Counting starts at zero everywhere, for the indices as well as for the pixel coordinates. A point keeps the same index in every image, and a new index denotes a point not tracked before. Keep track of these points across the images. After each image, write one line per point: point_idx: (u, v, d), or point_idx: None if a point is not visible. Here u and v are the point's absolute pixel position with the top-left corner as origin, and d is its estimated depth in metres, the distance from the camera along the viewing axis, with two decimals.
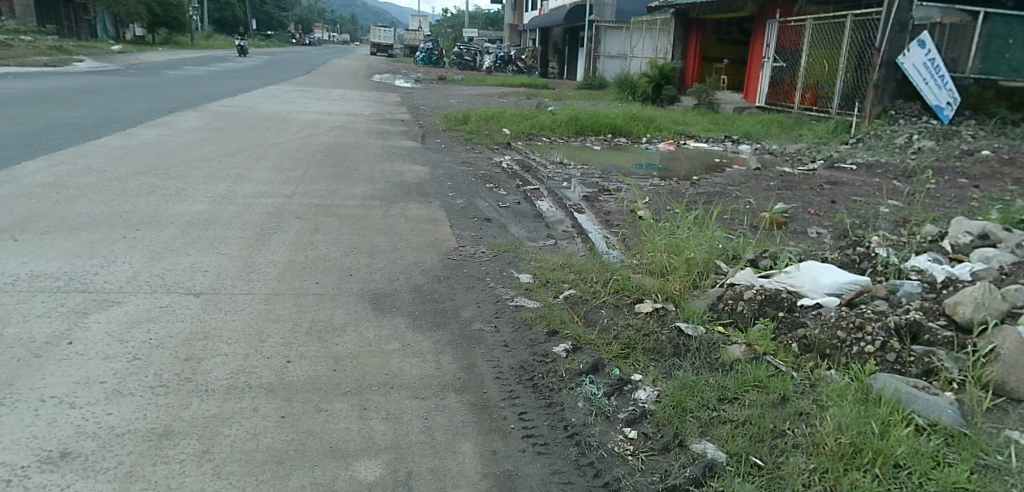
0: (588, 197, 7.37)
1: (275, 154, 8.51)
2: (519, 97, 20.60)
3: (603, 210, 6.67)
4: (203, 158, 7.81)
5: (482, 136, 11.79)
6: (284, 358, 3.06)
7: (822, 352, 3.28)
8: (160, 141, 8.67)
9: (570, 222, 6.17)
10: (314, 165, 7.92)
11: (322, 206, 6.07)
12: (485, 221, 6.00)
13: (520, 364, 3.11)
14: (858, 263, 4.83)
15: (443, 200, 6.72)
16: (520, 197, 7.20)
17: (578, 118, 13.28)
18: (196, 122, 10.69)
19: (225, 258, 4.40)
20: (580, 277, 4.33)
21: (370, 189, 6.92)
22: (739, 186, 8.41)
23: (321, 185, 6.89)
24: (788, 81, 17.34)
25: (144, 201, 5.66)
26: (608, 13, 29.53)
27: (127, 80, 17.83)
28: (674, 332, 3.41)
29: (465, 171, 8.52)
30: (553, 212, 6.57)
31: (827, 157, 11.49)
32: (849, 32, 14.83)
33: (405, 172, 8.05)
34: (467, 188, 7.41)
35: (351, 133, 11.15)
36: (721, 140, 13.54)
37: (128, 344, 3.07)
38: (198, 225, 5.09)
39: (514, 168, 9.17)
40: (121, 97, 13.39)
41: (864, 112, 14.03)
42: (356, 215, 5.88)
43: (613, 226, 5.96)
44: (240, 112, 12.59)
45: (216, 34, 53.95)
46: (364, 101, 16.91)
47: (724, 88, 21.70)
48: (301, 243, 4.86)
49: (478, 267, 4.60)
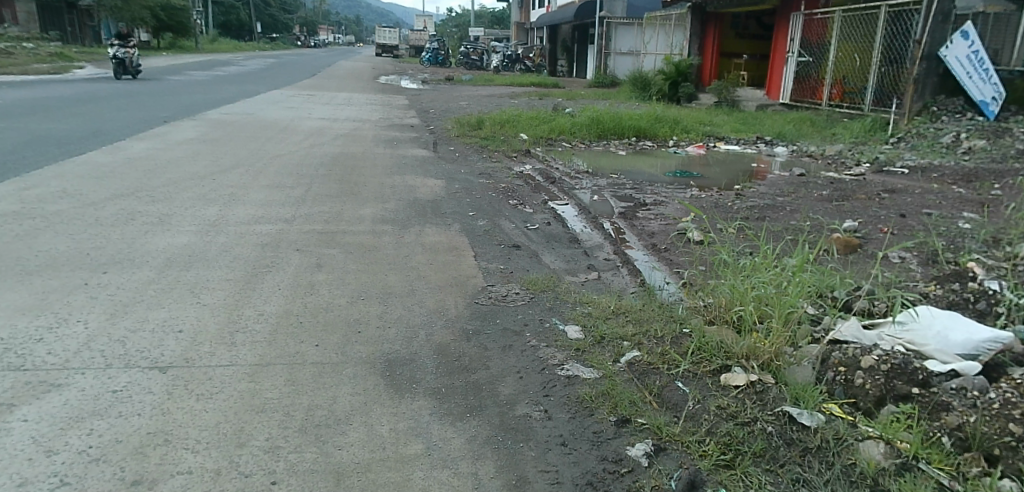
0: (625, 213, 6.59)
1: (275, 169, 7.75)
2: (531, 98, 19.77)
3: (647, 231, 5.88)
4: (194, 175, 7.06)
5: (498, 142, 10.98)
6: (268, 476, 2.28)
7: (988, 452, 2.44)
8: (150, 157, 7.93)
9: (611, 247, 5.37)
10: (316, 182, 7.15)
11: (325, 234, 5.27)
12: (513, 249, 5.20)
13: (588, 479, 2.33)
14: (973, 303, 3.96)
15: (462, 222, 5.91)
16: (549, 215, 6.39)
17: (600, 120, 12.42)
18: (192, 133, 9.95)
19: (205, 312, 3.61)
20: (641, 330, 3.51)
21: (379, 211, 6.13)
22: (789, 197, 7.56)
23: (323, 207, 6.11)
24: (816, 77, 16.37)
25: (119, 233, 4.89)
26: (618, 10, 28.60)
27: (124, 87, 17.12)
28: (786, 425, 2.61)
29: (483, 184, 7.71)
30: (589, 235, 5.77)
31: (873, 160, 10.60)
32: (885, 24, 13.95)
33: (418, 188, 7.25)
34: (488, 206, 6.60)
35: (358, 142, 10.37)
36: (753, 142, 12.64)
37: (58, 459, 2.31)
38: (178, 264, 4.31)
39: (537, 179, 8.37)
40: (116, 106, 12.67)
41: (903, 109, 13.20)
42: (364, 244, 5.09)
43: (662, 254, 5.16)
44: (240, 119, 11.83)
45: (222, 39, 53.51)
46: (370, 106, 16.10)
47: (745, 84, 20.79)
48: (300, 288, 4.06)
49: (514, 315, 3.77)
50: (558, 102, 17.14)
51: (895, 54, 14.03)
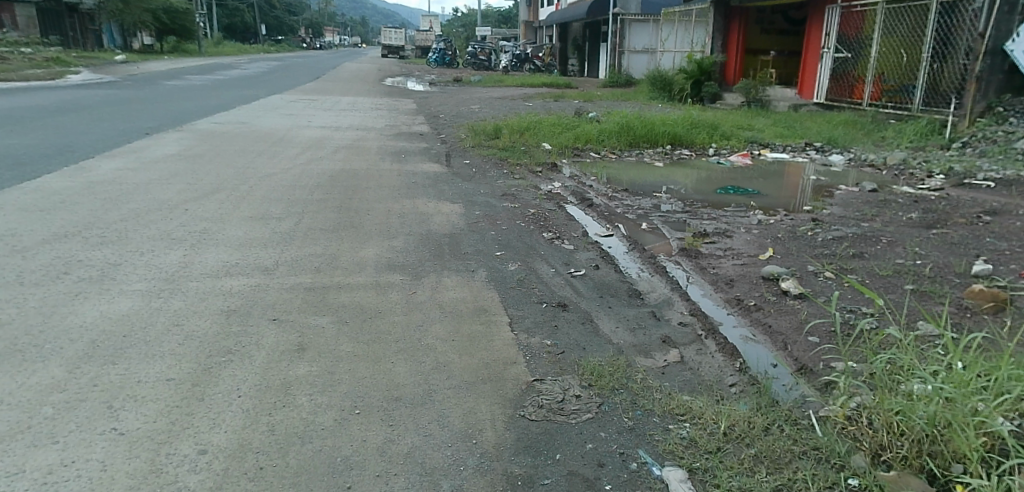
0: (687, 249, 5.36)
1: (263, 193, 6.56)
2: (546, 100, 18.53)
3: (724, 277, 4.66)
4: (163, 204, 5.88)
5: (519, 153, 9.74)
6: None
7: None
8: (116, 179, 6.76)
9: (686, 305, 4.14)
10: (309, 211, 5.96)
11: (313, 292, 4.05)
12: (559, 310, 3.97)
13: None
14: None
15: (488, 269, 4.69)
16: (596, 254, 5.16)
17: (630, 126, 11.13)
18: (174, 147, 8.81)
19: (118, 446, 2.43)
20: (781, 482, 2.41)
21: (384, 253, 4.92)
22: (876, 225, 6.29)
23: (315, 248, 4.92)
24: (855, 74, 14.95)
25: (39, 296, 3.72)
26: (634, 5, 27.19)
27: (115, 93, 16.03)
28: None
29: (508, 209, 6.48)
30: (652, 282, 4.54)
31: (946, 171, 9.31)
32: (937, 16, 12.64)
33: (431, 217, 6.03)
34: (517, 241, 5.38)
35: (361, 155, 9.19)
36: (802, 149, 11.38)
37: None
38: (103, 352, 3.11)
39: (570, 200, 7.13)
40: (98, 115, 11.55)
41: (963, 110, 11.87)
42: (365, 307, 3.87)
43: (759, 320, 3.94)
44: (231, 130, 10.70)
45: (226, 41, 52.64)
46: (376, 111, 14.90)
47: (775, 82, 19.45)
48: (270, 392, 2.85)
49: (578, 443, 2.58)
50: (580, 105, 15.94)
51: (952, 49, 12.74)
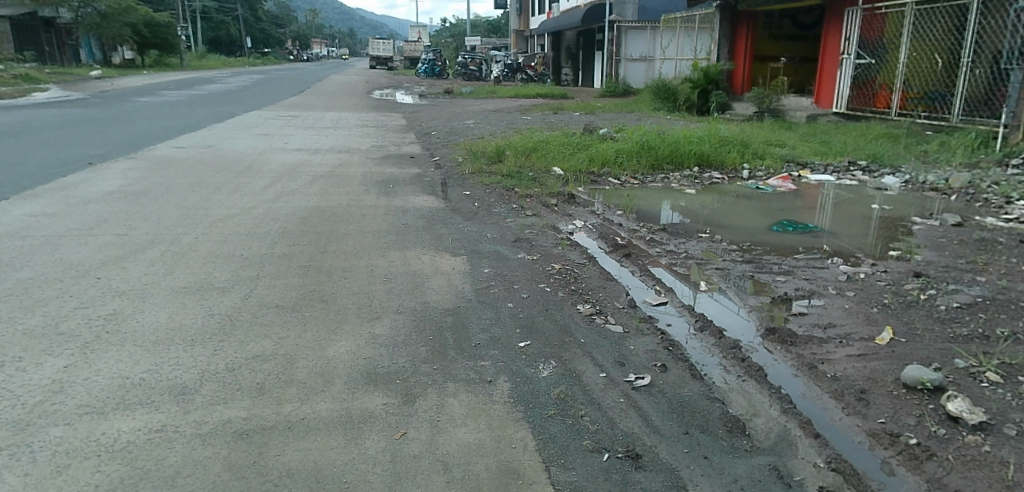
0: (774, 328, 3.94)
1: (210, 247, 5.14)
2: (547, 113, 17.15)
3: (850, 386, 3.24)
4: (70, 270, 4.46)
5: (526, 180, 8.33)
6: None
7: None
8: (24, 229, 5.35)
9: (818, 448, 2.72)
10: (266, 276, 4.53)
11: (248, 442, 2.62)
12: (631, 469, 2.55)
13: None
14: None
15: (511, 376, 3.25)
16: (658, 341, 3.72)
17: (652, 145, 9.73)
18: (117, 180, 7.40)
19: None
20: None
21: (361, 349, 3.48)
22: (998, 281, 4.85)
23: (266, 344, 3.49)
24: (879, 81, 13.39)
25: None
26: (629, 13, 25.23)
27: (77, 112, 14.54)
28: None
29: (525, 265, 5.05)
30: (752, 399, 3.11)
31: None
32: (978, 17, 11.14)
33: (427, 280, 4.61)
34: (545, 321, 3.94)
35: (342, 186, 7.75)
36: (846, 169, 10.00)
37: None
38: None
39: (600, 248, 5.70)
40: (42, 140, 10.10)
41: (1016, 120, 10.24)
42: (326, 474, 2.45)
43: (944, 483, 2.53)
44: (192, 155, 9.28)
45: (210, 54, 51.08)
46: (363, 128, 13.49)
47: (789, 91, 18.10)
48: None
49: None
50: (587, 119, 14.60)
51: (994, 53, 11.24)
